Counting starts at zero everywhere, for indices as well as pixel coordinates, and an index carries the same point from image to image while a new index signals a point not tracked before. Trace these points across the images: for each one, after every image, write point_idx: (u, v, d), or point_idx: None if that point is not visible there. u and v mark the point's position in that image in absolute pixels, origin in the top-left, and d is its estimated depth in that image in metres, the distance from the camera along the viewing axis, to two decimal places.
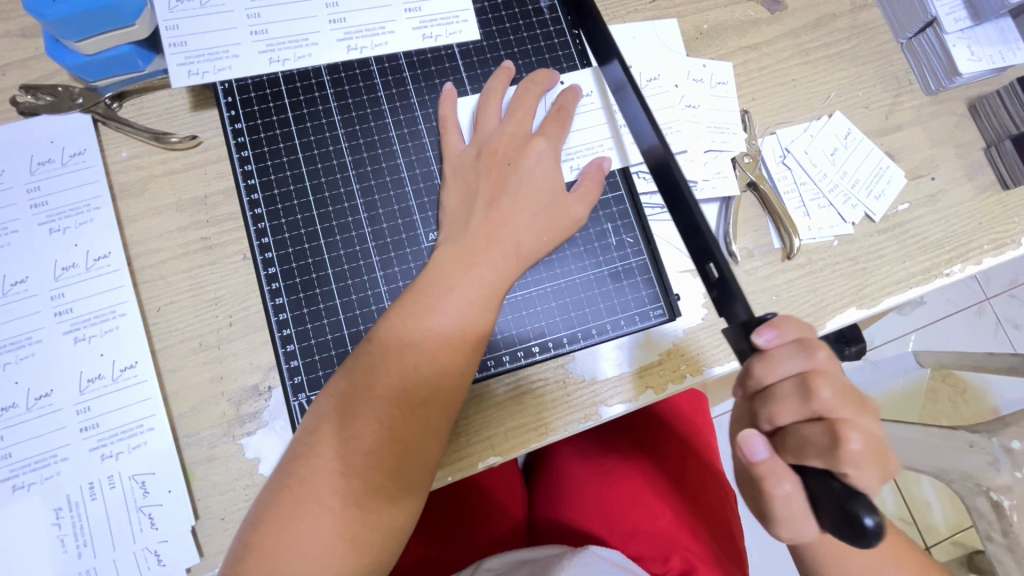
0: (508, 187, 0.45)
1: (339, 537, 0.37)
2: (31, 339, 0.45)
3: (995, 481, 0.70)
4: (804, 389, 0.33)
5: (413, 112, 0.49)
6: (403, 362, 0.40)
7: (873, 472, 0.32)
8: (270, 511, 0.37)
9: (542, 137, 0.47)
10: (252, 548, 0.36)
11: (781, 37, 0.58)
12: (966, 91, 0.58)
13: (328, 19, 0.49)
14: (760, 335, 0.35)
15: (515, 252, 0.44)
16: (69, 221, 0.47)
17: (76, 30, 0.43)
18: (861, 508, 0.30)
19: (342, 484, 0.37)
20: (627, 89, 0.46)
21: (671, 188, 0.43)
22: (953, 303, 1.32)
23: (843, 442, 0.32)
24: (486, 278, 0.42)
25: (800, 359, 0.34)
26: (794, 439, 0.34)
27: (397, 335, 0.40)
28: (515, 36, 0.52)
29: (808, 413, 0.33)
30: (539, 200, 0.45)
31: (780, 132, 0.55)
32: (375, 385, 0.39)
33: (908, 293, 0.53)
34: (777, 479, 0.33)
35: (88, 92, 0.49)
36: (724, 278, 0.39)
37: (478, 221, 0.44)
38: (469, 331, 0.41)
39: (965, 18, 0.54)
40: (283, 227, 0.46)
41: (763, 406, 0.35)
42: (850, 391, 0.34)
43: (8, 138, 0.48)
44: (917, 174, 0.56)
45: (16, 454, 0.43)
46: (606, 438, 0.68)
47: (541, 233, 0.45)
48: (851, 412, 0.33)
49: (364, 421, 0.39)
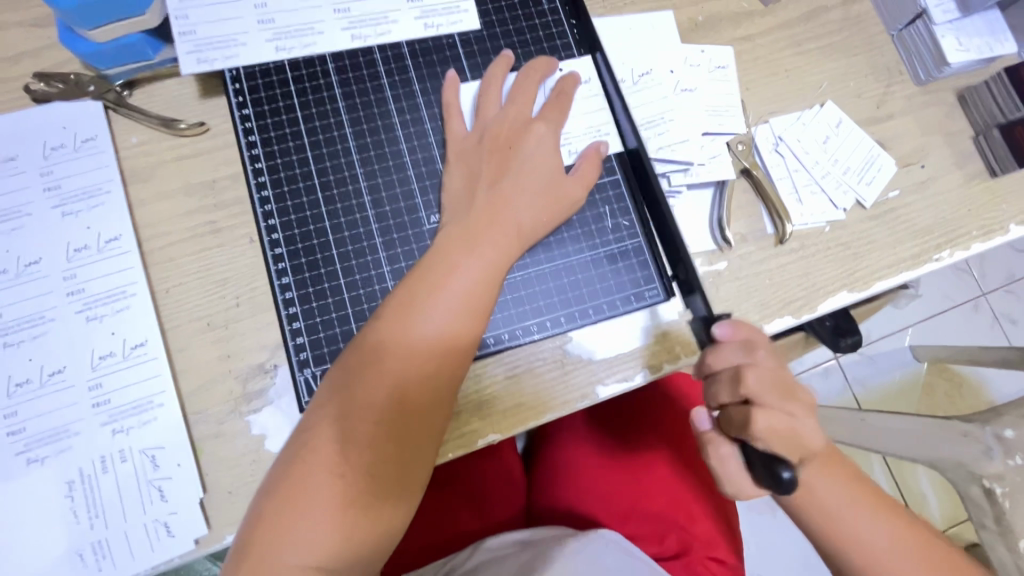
0: (510, 169, 0.47)
1: (349, 505, 0.38)
2: (44, 317, 0.46)
3: (988, 469, 0.71)
4: (732, 377, 0.40)
5: (415, 98, 0.51)
6: (410, 338, 0.41)
7: (783, 446, 0.38)
8: (282, 480, 0.38)
9: (542, 122, 0.49)
10: (268, 517, 0.38)
11: (775, 28, 0.59)
12: (956, 81, 0.59)
13: (333, 8, 0.50)
14: (716, 327, 0.42)
15: (518, 232, 0.45)
16: (81, 204, 0.48)
17: (90, 18, 0.44)
18: (779, 465, 0.36)
19: (351, 454, 0.39)
20: (613, 99, 0.52)
21: (648, 193, 0.50)
22: (950, 298, 1.33)
23: (753, 422, 0.38)
24: (490, 258, 0.44)
25: (734, 352, 0.40)
26: (725, 416, 0.41)
27: (404, 312, 0.42)
28: (514, 26, 0.53)
29: (732, 399, 0.40)
30: (540, 181, 0.47)
31: (773, 121, 0.57)
32: (384, 360, 0.41)
33: (898, 277, 0.55)
34: (716, 445, 0.42)
35: (99, 81, 0.50)
36: (688, 280, 0.47)
37: (481, 203, 0.46)
38: (473, 308, 0.43)
39: (953, 10, 0.56)
40: (289, 210, 0.48)
41: (706, 388, 0.42)
42: (779, 380, 0.40)
43: (21, 124, 0.49)
44: (907, 162, 0.57)
45: (30, 429, 0.44)
46: (605, 422, 0.69)
47: (541, 213, 0.46)
48: (773, 398, 0.39)
49: (374, 393, 0.40)
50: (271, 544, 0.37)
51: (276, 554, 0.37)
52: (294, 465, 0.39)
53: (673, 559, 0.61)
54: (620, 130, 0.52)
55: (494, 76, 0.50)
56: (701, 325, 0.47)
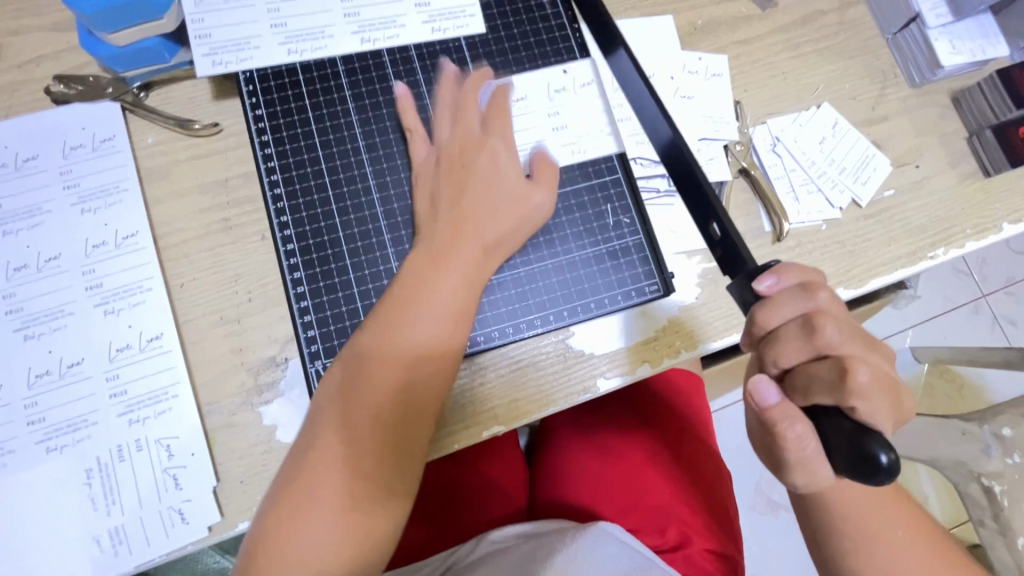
0: (469, 186, 0.48)
1: (344, 512, 0.39)
2: (63, 311, 0.48)
3: (987, 467, 0.72)
4: (807, 328, 0.35)
5: (422, 100, 0.52)
6: (386, 360, 0.42)
7: (881, 405, 0.33)
8: (278, 490, 0.40)
9: (493, 137, 0.50)
10: (271, 531, 0.39)
11: (772, 32, 0.60)
12: (950, 84, 0.61)
13: (343, 13, 0.52)
14: (762, 282, 0.37)
15: (487, 245, 0.47)
16: (99, 202, 0.50)
17: (110, 22, 0.46)
18: (876, 446, 0.31)
19: (340, 465, 0.40)
20: (632, 74, 0.49)
21: (680, 166, 0.45)
22: (949, 299, 1.34)
23: (853, 375, 0.33)
24: (462, 273, 0.45)
25: (803, 301, 0.36)
26: (802, 376, 0.35)
27: (381, 338, 0.43)
28: (518, 30, 0.55)
29: (810, 351, 0.35)
30: (505, 195, 0.48)
31: (771, 122, 0.58)
32: (363, 385, 0.42)
33: (894, 274, 0.56)
34: (789, 421, 0.34)
35: (117, 83, 0.52)
36: (727, 237, 0.42)
37: (448, 221, 0.47)
38: (449, 321, 0.44)
39: (946, 14, 0.57)
40: (300, 207, 0.49)
41: (768, 350, 0.37)
42: (855, 330, 0.36)
43: (42, 125, 0.51)
44: (902, 162, 0.58)
45: (50, 418, 0.46)
46: (608, 417, 0.70)
47: (511, 225, 0.48)
48: (856, 350, 0.35)
49: (356, 416, 0.41)
50: (276, 558, 0.38)
51: (285, 562, 0.38)
52: (287, 483, 0.40)
53: (673, 551, 0.61)
54: (643, 98, 0.48)
55: (446, 91, 0.51)
56: (739, 289, 0.40)
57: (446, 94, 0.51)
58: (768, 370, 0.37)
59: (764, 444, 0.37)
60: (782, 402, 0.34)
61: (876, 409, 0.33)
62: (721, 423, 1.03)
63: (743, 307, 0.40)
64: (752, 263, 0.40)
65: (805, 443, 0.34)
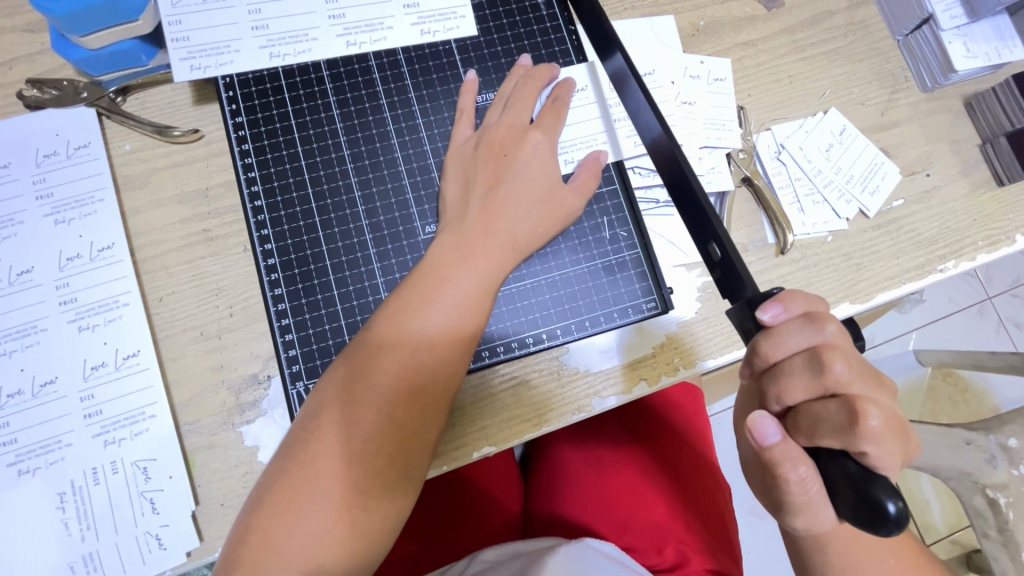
0: (504, 177, 0.46)
1: (340, 521, 0.37)
2: (36, 327, 0.46)
3: (992, 478, 0.70)
4: (815, 363, 0.33)
5: (410, 106, 0.50)
6: (402, 347, 0.41)
7: (894, 449, 0.31)
8: (270, 495, 0.38)
9: (538, 128, 0.48)
10: (260, 521, 0.37)
11: (778, 34, 0.58)
12: (962, 88, 0.58)
13: (327, 15, 0.50)
14: (766, 311, 0.35)
15: (512, 243, 0.45)
16: (73, 212, 0.48)
17: (79, 25, 0.44)
18: (883, 495, 0.30)
19: (341, 469, 0.38)
20: (629, 79, 0.46)
21: (679, 182, 0.43)
22: (955, 301, 1.32)
23: (862, 417, 0.31)
24: (485, 266, 0.43)
25: (809, 334, 0.34)
26: (809, 415, 0.34)
27: (398, 322, 0.41)
28: (513, 32, 0.52)
29: (818, 389, 0.34)
30: (536, 191, 0.46)
31: (775, 128, 0.56)
32: (375, 369, 0.40)
33: (901, 288, 0.54)
34: (791, 463, 0.33)
35: (93, 87, 0.50)
36: (727, 259, 0.40)
37: (477, 210, 0.45)
38: (467, 321, 0.42)
39: (961, 15, 0.54)
40: (282, 220, 0.47)
41: (773, 384, 0.35)
42: (863, 367, 0.34)
43: (13, 131, 0.49)
44: (912, 171, 0.56)
45: (22, 440, 0.44)
46: (603, 432, 0.68)
47: (538, 223, 0.46)
48: (864, 387, 0.33)
49: (365, 402, 0.39)
50: (260, 549, 0.37)
51: (267, 563, 0.36)
52: (288, 474, 0.38)
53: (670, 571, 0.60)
54: (643, 107, 0.44)
55: (506, 85, 0.50)
56: (738, 314, 0.39)
57: (508, 88, 0.49)
58: (772, 405, 0.36)
59: (765, 482, 0.36)
60: (782, 442, 0.33)
61: (888, 453, 0.31)
62: (721, 430, 1.01)
63: (743, 332, 0.40)
64: (752, 290, 0.38)
65: (808, 484, 0.33)
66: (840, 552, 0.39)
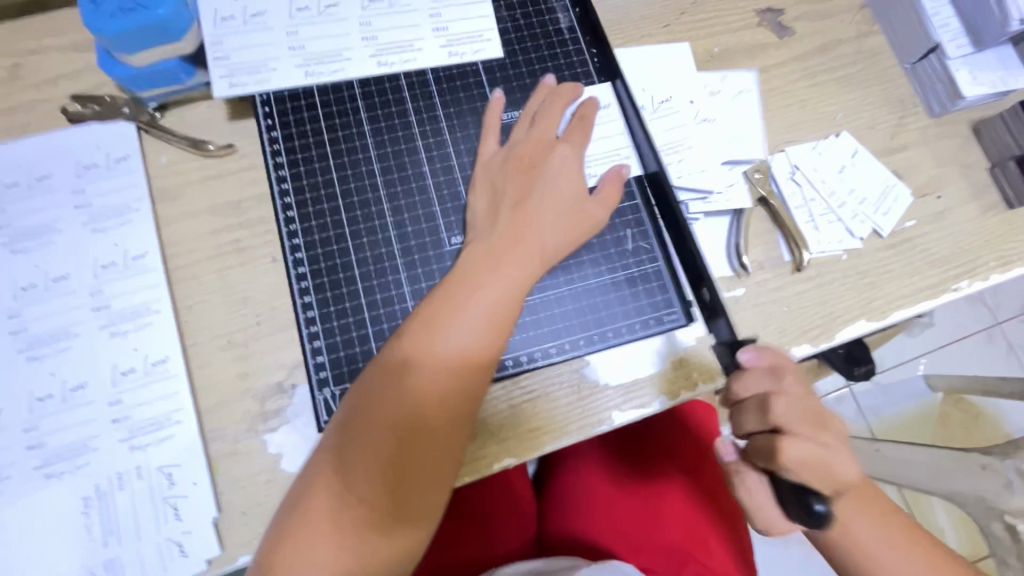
0: (533, 191, 0.47)
1: (372, 525, 0.38)
2: (69, 332, 0.47)
3: (1010, 504, 0.74)
4: (762, 405, 0.41)
5: (439, 123, 0.52)
6: (434, 355, 0.41)
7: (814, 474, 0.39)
8: (304, 497, 0.39)
9: (566, 144, 0.50)
10: (293, 526, 0.38)
11: (790, 60, 0.60)
12: (970, 113, 0.60)
13: (361, 36, 0.52)
14: (743, 355, 0.42)
15: (540, 255, 0.46)
16: (109, 222, 0.50)
17: (126, 45, 0.46)
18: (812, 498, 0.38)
19: (375, 472, 0.39)
20: (629, 111, 0.52)
21: (673, 220, 0.49)
22: (963, 326, 1.32)
23: (782, 451, 0.39)
24: (513, 277, 0.44)
25: (765, 381, 0.41)
26: (755, 445, 0.42)
27: (428, 334, 0.42)
28: (537, 54, 0.55)
29: (764, 425, 0.41)
30: (564, 204, 0.47)
31: (789, 150, 0.57)
32: (406, 377, 0.41)
33: (917, 306, 0.54)
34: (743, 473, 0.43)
35: (134, 104, 0.52)
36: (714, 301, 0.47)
37: (506, 224, 0.46)
38: (497, 328, 0.43)
39: (967, 45, 0.56)
40: (313, 229, 0.49)
41: (735, 420, 0.43)
42: (809, 411, 0.41)
43: (57, 144, 0.51)
44: (923, 193, 0.58)
45: (50, 444, 0.44)
46: (619, 451, 0.68)
47: (564, 235, 0.47)
48: (804, 426, 0.40)
49: (395, 410, 0.40)
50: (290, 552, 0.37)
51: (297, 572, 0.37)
52: (320, 474, 0.39)
53: None
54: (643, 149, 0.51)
55: (534, 100, 0.51)
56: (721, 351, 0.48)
57: (534, 103, 0.51)
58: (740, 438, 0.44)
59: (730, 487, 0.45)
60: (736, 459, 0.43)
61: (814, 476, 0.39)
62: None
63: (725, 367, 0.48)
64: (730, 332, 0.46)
65: (759, 492, 0.42)
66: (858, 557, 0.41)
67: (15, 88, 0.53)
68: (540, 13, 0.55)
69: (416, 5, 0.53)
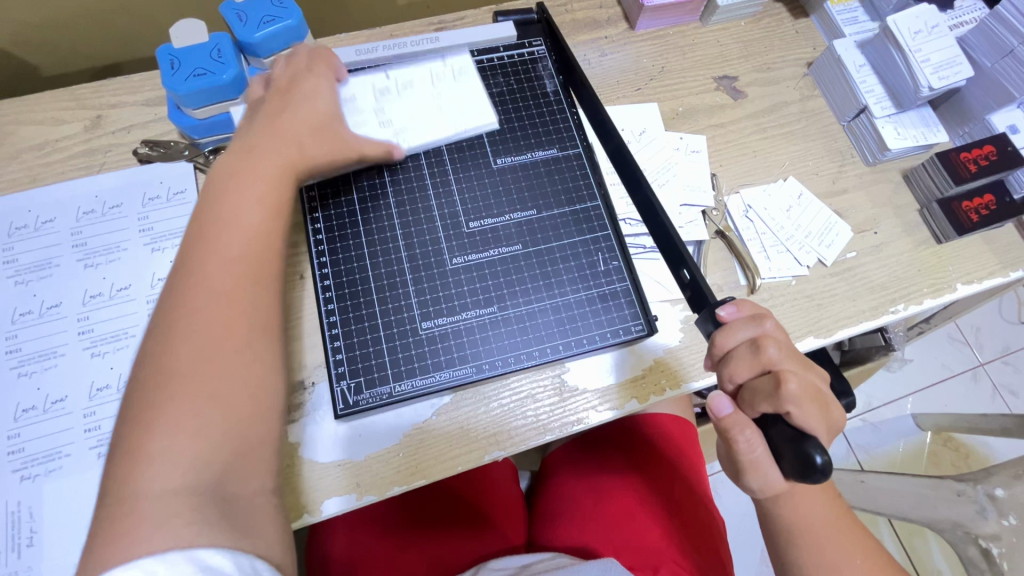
0: (269, 114, 0.52)
1: (200, 442, 0.39)
2: (127, 333, 0.55)
3: (983, 529, 0.80)
4: (754, 347, 0.38)
5: (444, 164, 0.61)
6: (198, 327, 0.42)
7: (813, 413, 0.37)
8: (132, 423, 0.39)
9: (316, 75, 0.56)
10: (118, 501, 0.37)
11: (743, 118, 0.71)
12: (900, 163, 0.70)
13: (377, 118, 0.59)
14: (722, 309, 0.41)
15: (283, 164, 0.50)
16: (168, 243, 0.59)
17: (195, 101, 0.58)
18: (812, 448, 0.35)
19: (208, 387, 0.41)
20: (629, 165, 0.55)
21: (659, 227, 0.51)
22: (948, 366, 1.38)
23: (784, 385, 0.37)
24: (239, 228, 0.46)
25: (751, 327, 0.39)
26: (749, 391, 0.39)
27: (171, 317, 0.42)
28: (526, 112, 0.65)
29: (758, 368, 0.38)
30: (300, 115, 0.53)
31: (743, 192, 0.67)
32: (192, 332, 0.42)
33: (860, 325, 0.62)
34: (739, 428, 0.38)
35: (192, 148, 0.63)
36: (695, 281, 0.48)
37: (246, 143, 0.50)
38: (255, 228, 0.47)
39: (890, 106, 0.68)
40: (337, 249, 0.57)
41: (724, 368, 0.40)
42: (794, 352, 0.40)
43: (128, 179, 0.61)
44: (862, 229, 0.67)
45: (105, 427, 0.52)
46: (602, 461, 0.75)
47: (319, 144, 0.53)
48: (793, 365, 0.38)
49: (188, 381, 0.40)
50: (119, 526, 0.36)
51: (139, 526, 0.36)
52: (156, 391, 0.40)
53: None
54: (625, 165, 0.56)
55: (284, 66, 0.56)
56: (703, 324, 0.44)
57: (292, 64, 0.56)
58: (725, 387, 0.41)
59: (725, 452, 0.41)
60: (733, 413, 0.38)
61: (809, 416, 0.37)
62: (717, 492, 1.13)
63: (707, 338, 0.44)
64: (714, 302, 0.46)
65: (754, 446, 0.38)
66: (798, 532, 0.47)
67: (97, 134, 0.64)
68: (529, 78, 0.67)
69: (417, 88, 0.61)
